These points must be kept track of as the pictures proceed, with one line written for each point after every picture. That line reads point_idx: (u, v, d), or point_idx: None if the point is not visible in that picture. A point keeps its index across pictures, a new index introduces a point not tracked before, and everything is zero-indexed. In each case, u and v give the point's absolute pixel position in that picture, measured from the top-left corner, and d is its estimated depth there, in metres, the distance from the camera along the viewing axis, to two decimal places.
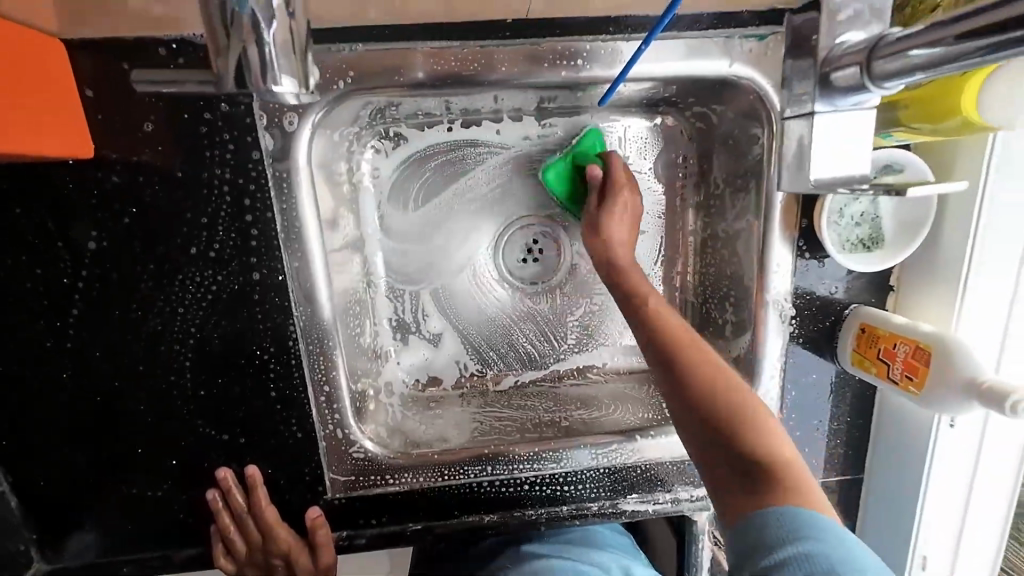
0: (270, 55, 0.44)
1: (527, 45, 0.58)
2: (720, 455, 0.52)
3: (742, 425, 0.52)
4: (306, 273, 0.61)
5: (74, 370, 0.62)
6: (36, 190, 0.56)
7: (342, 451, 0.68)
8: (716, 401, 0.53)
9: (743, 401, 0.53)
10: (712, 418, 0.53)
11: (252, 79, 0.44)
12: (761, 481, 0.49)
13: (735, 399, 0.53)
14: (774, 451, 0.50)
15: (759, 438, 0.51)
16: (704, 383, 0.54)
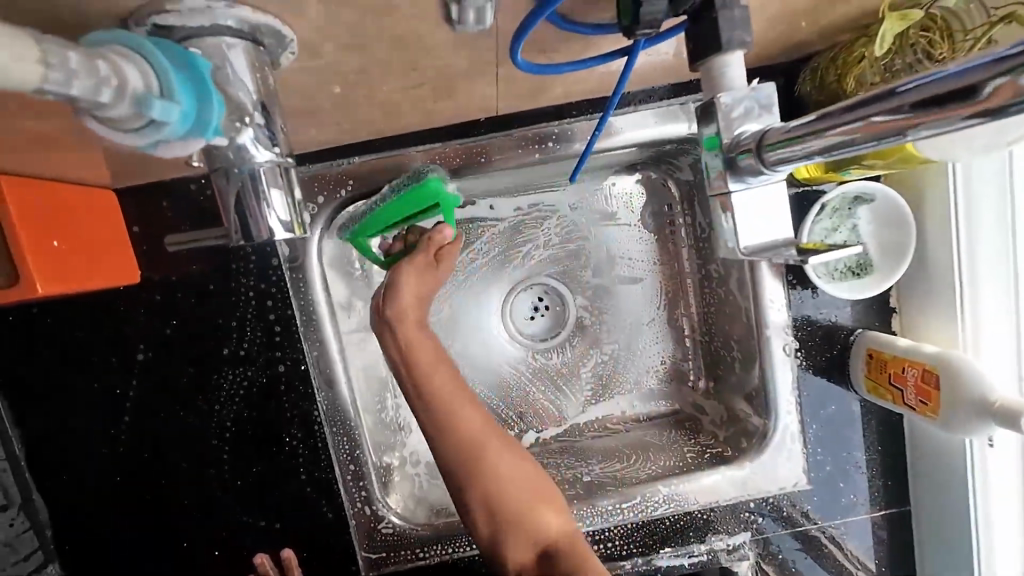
0: (263, 182, 0.41)
1: (500, 135, 0.64)
2: (513, 541, 0.58)
3: (514, 527, 0.58)
4: (325, 360, 0.66)
5: (126, 471, 0.68)
6: (94, 315, 0.65)
7: (371, 527, 0.70)
8: (507, 504, 0.58)
9: (521, 504, 0.59)
10: (491, 500, 0.58)
11: (249, 211, 0.42)
12: (561, 560, 0.56)
13: (530, 500, 0.59)
14: (550, 532, 0.58)
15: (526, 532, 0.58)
16: (502, 492, 0.58)
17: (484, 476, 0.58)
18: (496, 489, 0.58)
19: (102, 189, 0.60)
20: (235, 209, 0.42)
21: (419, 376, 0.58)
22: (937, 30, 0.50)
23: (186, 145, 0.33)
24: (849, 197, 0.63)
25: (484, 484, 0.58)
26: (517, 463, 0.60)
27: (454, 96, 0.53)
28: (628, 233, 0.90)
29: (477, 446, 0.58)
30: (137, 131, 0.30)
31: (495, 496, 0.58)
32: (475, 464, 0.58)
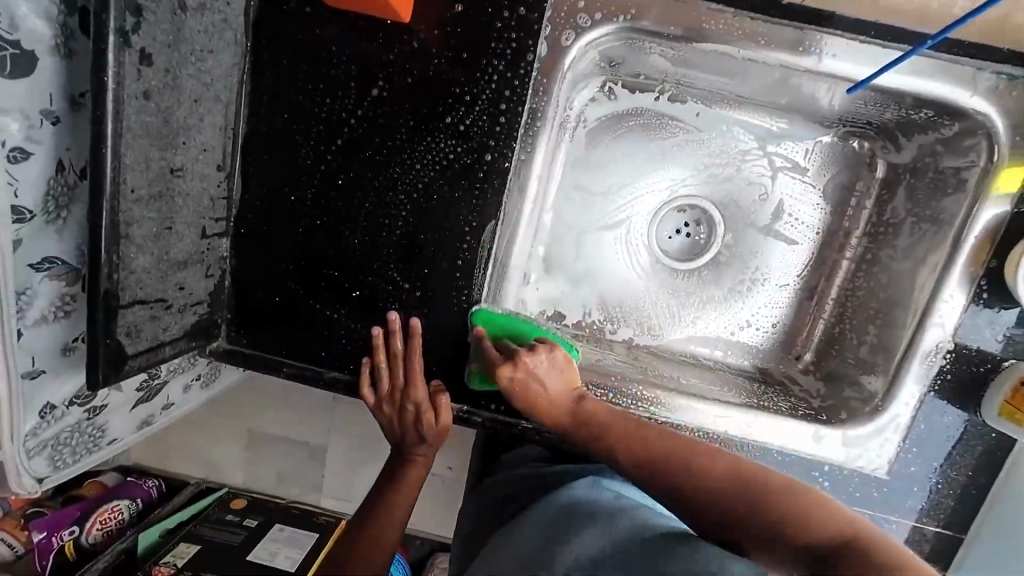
0: None
1: (791, 29, 0.65)
2: (756, 519, 0.54)
3: (749, 497, 0.55)
4: (526, 168, 0.72)
5: (318, 189, 0.74)
6: (355, 36, 0.69)
7: (491, 332, 0.77)
8: (724, 491, 0.56)
9: (710, 464, 0.58)
10: (732, 499, 0.55)
11: None
12: (816, 548, 0.51)
13: (692, 466, 0.59)
14: (781, 485, 0.56)
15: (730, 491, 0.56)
16: (703, 488, 0.57)
17: (652, 449, 0.61)
18: (688, 480, 0.58)
19: None
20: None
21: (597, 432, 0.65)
22: None
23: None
24: None
25: (676, 469, 0.59)
26: (686, 460, 0.59)
27: None
28: (808, 194, 0.90)
29: (628, 434, 0.63)
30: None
31: (684, 499, 0.57)
32: (673, 468, 0.59)
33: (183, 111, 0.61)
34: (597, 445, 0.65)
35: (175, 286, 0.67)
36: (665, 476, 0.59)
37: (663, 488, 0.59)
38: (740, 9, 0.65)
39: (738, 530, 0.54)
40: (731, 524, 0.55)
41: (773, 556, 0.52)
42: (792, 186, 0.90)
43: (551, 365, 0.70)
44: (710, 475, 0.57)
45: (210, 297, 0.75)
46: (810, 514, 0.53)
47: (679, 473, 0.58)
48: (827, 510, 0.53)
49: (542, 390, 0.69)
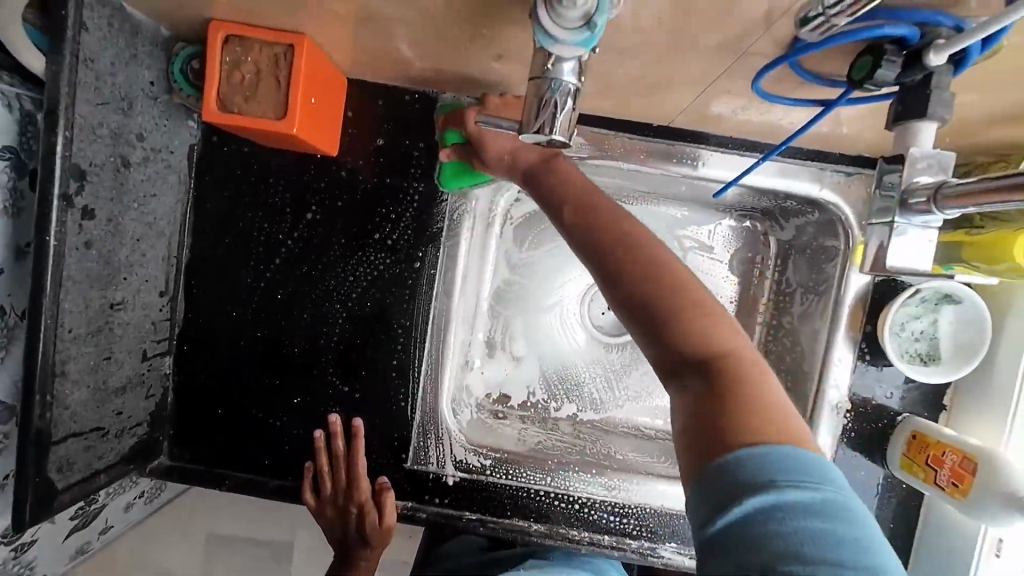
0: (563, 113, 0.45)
1: (662, 145, 0.77)
2: (662, 345, 0.49)
3: (702, 341, 0.48)
4: (451, 273, 0.78)
5: (259, 304, 0.79)
6: (290, 170, 0.77)
7: (430, 426, 0.80)
8: (672, 311, 0.49)
9: (705, 306, 0.50)
10: (645, 320, 0.50)
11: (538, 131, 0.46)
12: (710, 377, 0.47)
13: (680, 292, 0.50)
14: (725, 344, 0.48)
15: (696, 332, 0.48)
16: (691, 301, 0.49)
17: (621, 227, 0.54)
18: (636, 281, 0.51)
19: (342, 73, 0.73)
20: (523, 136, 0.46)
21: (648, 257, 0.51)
22: None
23: (575, 50, 0.44)
24: (939, 294, 0.71)
25: (639, 246, 0.52)
26: (665, 254, 0.52)
27: (656, 97, 0.64)
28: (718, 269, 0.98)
29: (608, 219, 0.55)
30: (566, 28, 0.42)
31: (621, 300, 0.51)
32: (630, 250, 0.52)
33: (125, 250, 0.67)
34: (645, 243, 0.52)
35: (113, 412, 0.69)
36: (620, 274, 0.51)
37: (637, 291, 0.50)
38: (620, 131, 0.77)
39: (642, 334, 0.50)
40: (646, 335, 0.50)
41: (685, 403, 0.47)
42: (707, 265, 0.97)
43: (511, 133, 0.64)
44: (668, 300, 0.49)
45: (151, 416, 0.77)
46: (746, 405, 0.45)
47: (655, 275, 0.50)
48: (760, 389, 0.46)
49: (544, 174, 0.61)
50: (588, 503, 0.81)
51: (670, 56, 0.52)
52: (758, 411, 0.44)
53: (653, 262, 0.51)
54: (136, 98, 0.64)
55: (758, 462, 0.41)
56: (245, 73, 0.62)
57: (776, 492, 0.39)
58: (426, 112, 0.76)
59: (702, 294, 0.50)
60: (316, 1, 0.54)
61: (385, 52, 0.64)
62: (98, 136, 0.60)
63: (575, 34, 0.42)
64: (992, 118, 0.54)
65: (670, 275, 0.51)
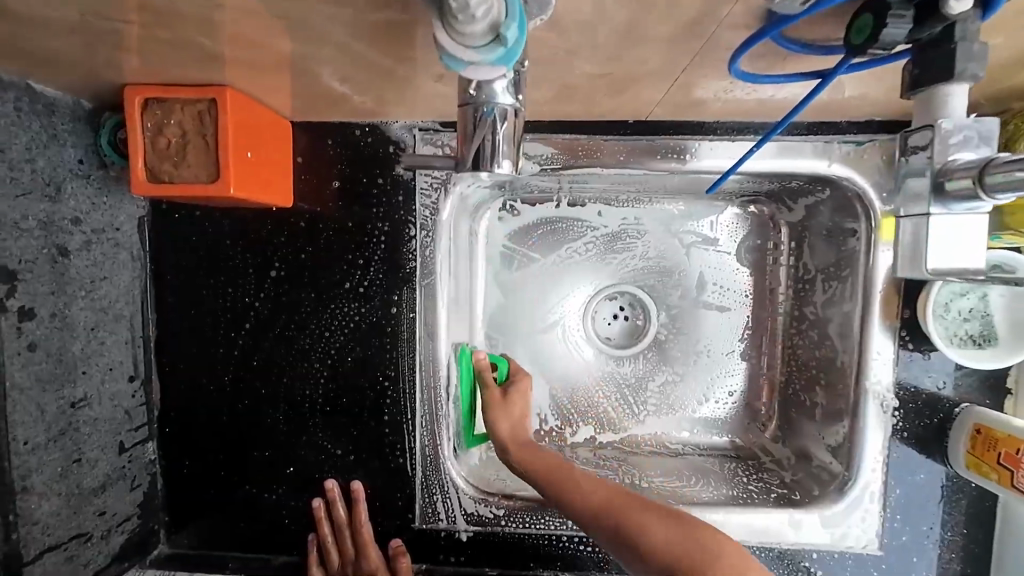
0: (502, 142, 0.42)
1: (643, 141, 0.69)
2: (624, 549, 0.52)
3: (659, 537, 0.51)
4: (432, 313, 0.71)
5: (235, 374, 0.74)
6: (246, 228, 0.72)
7: (434, 481, 0.73)
8: (631, 515, 0.53)
9: (631, 502, 0.55)
10: (593, 515, 0.56)
11: (481, 168, 0.43)
12: (697, 565, 0.49)
13: (616, 496, 0.56)
14: (664, 530, 0.52)
15: (639, 528, 0.52)
16: (605, 513, 0.55)
17: (560, 469, 0.61)
18: (590, 501, 0.56)
19: (283, 117, 0.67)
20: (471, 164, 0.43)
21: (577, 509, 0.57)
22: None
23: (491, 71, 0.38)
24: None
25: (574, 481, 0.59)
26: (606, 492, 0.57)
27: (624, 93, 0.56)
28: (726, 261, 0.89)
29: (573, 489, 0.58)
30: (474, 48, 0.35)
31: (589, 511, 0.56)
32: (572, 481, 0.59)
33: (80, 343, 0.63)
34: (581, 504, 0.57)
35: (94, 514, 0.65)
36: (575, 497, 0.58)
37: (592, 516, 0.56)
38: (594, 134, 0.70)
39: (619, 550, 0.53)
40: (619, 551, 0.54)
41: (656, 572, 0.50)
42: (712, 259, 0.89)
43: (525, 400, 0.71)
44: (613, 512, 0.55)
45: (141, 507, 0.73)
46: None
47: (603, 517, 0.55)
48: (667, 521, 0.52)
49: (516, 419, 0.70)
50: None
51: (628, 48, 0.45)
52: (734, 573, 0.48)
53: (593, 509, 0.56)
54: (63, 180, 0.60)
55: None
56: (170, 137, 0.57)
57: None
58: (379, 144, 0.70)
59: (635, 503, 0.55)
60: (222, 51, 0.48)
61: (317, 91, 0.58)
62: (24, 230, 0.56)
63: (488, 53, 0.35)
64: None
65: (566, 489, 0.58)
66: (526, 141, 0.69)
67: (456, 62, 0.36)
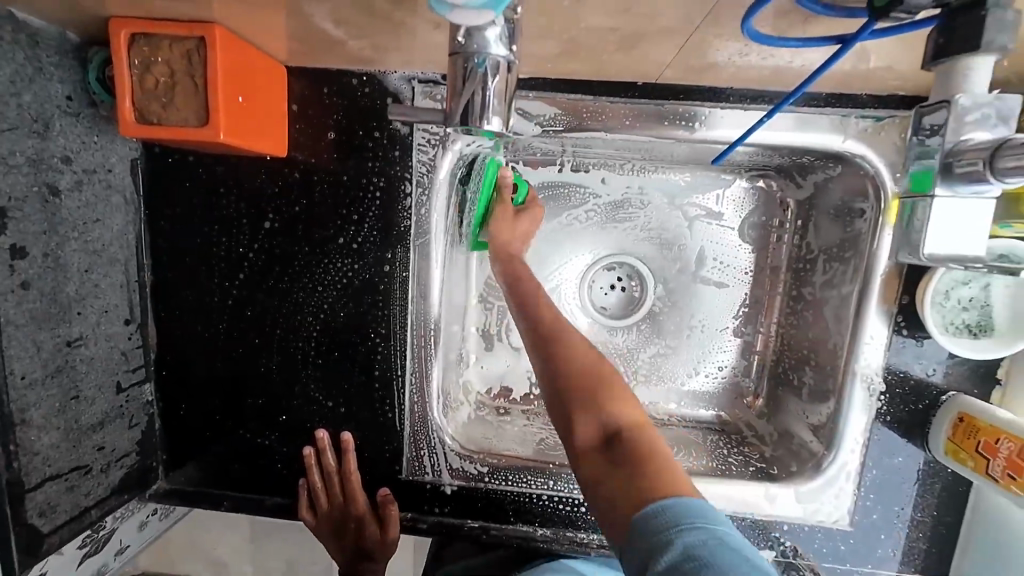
0: (493, 97, 0.40)
1: (650, 105, 0.66)
2: (581, 416, 0.55)
3: (603, 416, 0.55)
4: (425, 273, 0.71)
5: (229, 323, 0.75)
6: (240, 176, 0.71)
7: (422, 436, 0.75)
8: (589, 389, 0.56)
9: (594, 380, 0.57)
10: (561, 377, 0.58)
11: (468, 123, 0.40)
12: (621, 450, 0.53)
13: (592, 369, 0.58)
14: (630, 418, 0.55)
15: (599, 408, 0.55)
16: (580, 390, 0.57)
17: (555, 318, 0.64)
18: (558, 367, 0.59)
19: (277, 61, 0.65)
20: (459, 119, 0.40)
21: (557, 358, 0.59)
22: None
23: (477, 16, 0.35)
24: None
25: (565, 344, 0.60)
26: (592, 357, 0.59)
27: (631, 52, 0.53)
28: (728, 236, 0.87)
29: (560, 331, 0.62)
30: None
31: (554, 369, 0.59)
32: (560, 342, 0.61)
33: (74, 284, 0.63)
34: (557, 356, 0.60)
35: (93, 448, 0.67)
36: (550, 354, 0.60)
37: (562, 373, 0.58)
38: (600, 95, 0.66)
39: (557, 410, 0.58)
40: (560, 416, 0.57)
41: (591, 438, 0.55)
42: (715, 233, 0.87)
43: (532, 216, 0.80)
44: (569, 381, 0.57)
45: (140, 444, 0.75)
46: (649, 467, 0.51)
47: (575, 370, 0.58)
48: (628, 410, 0.56)
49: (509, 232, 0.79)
50: None
51: None
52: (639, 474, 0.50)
53: (571, 365, 0.58)
54: (51, 117, 0.58)
55: (656, 518, 0.45)
56: (158, 76, 0.54)
57: (665, 502, 0.46)
58: (377, 96, 0.67)
59: (612, 380, 0.57)
60: None
61: (309, 34, 0.55)
62: (13, 165, 0.55)
63: None
64: None
65: (561, 351, 0.59)
66: (528, 99, 0.66)
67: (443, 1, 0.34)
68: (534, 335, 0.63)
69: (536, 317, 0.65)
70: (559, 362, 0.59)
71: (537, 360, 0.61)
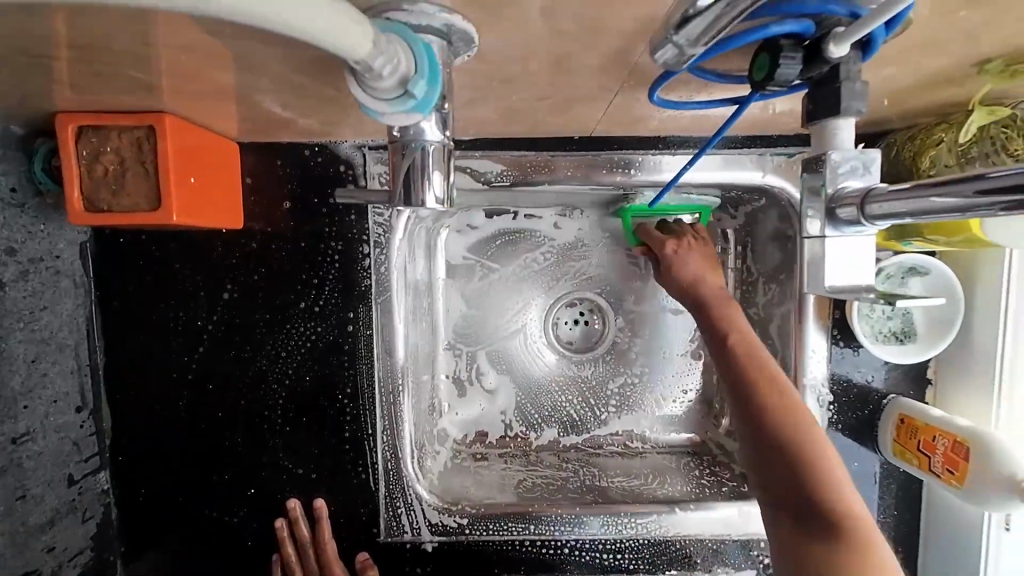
0: (430, 160, 0.41)
1: (588, 156, 0.71)
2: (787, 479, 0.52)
3: (799, 488, 0.51)
4: (389, 330, 0.72)
5: (190, 398, 0.73)
6: (195, 250, 0.71)
7: (398, 494, 0.74)
8: (786, 450, 0.53)
9: (812, 447, 0.52)
10: (777, 435, 0.53)
11: (414, 187, 0.42)
12: (812, 517, 0.49)
13: (807, 430, 0.53)
14: (834, 489, 0.50)
15: (822, 477, 0.51)
16: (785, 447, 0.53)
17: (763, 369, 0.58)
18: (774, 436, 0.53)
19: (228, 138, 0.67)
20: (403, 190, 0.42)
21: (756, 402, 0.55)
22: (1015, 129, 0.51)
23: (409, 119, 0.37)
24: (905, 267, 0.66)
25: (748, 397, 0.56)
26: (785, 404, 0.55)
27: (562, 114, 0.58)
28: None
29: (755, 382, 0.57)
30: (388, 102, 0.35)
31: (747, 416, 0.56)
32: (759, 398, 0.56)
33: (19, 377, 0.62)
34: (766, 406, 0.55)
35: (43, 550, 0.64)
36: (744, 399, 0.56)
37: (758, 429, 0.55)
38: (542, 150, 0.71)
39: (758, 472, 0.54)
40: (759, 474, 0.54)
41: (806, 508, 0.50)
42: None
43: (702, 262, 0.70)
44: (780, 453, 0.53)
45: (96, 539, 0.71)
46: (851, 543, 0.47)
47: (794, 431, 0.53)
48: (828, 472, 0.51)
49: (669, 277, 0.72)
50: (577, 545, 0.77)
51: (559, 78, 0.46)
52: (862, 550, 0.46)
53: (787, 421, 0.54)
54: None
55: None
56: (107, 164, 0.55)
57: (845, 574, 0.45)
58: (329, 164, 0.70)
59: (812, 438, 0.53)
60: (154, 82, 0.47)
61: (257, 115, 0.58)
62: None
63: (397, 104, 0.35)
64: (924, 87, 0.49)
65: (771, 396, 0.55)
66: (476, 159, 0.71)
67: (373, 111, 0.36)
68: (722, 367, 0.60)
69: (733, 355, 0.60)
70: (755, 409, 0.55)
71: (732, 392, 0.58)
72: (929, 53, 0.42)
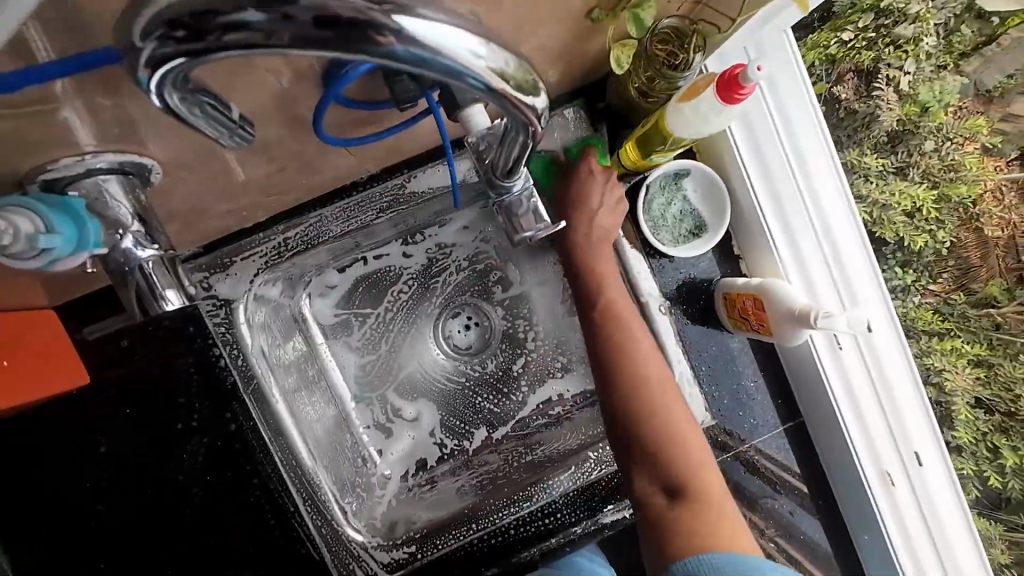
0: (154, 279, 0.51)
1: (378, 188, 0.77)
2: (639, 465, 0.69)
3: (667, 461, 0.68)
4: (270, 412, 0.74)
5: (108, 558, 0.74)
6: (54, 422, 0.73)
7: (341, 550, 0.76)
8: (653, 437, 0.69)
9: (669, 419, 0.70)
10: (644, 416, 0.69)
11: (146, 301, 0.51)
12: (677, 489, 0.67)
13: (660, 410, 0.70)
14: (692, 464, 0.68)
15: (674, 441, 0.69)
16: (652, 425, 0.69)
17: (632, 358, 0.71)
18: (643, 418, 0.69)
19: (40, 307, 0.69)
20: (139, 306, 0.51)
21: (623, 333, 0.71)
22: (672, 39, 0.66)
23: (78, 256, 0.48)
24: (670, 175, 0.77)
25: (639, 382, 0.70)
26: (657, 371, 0.72)
27: (317, 170, 0.64)
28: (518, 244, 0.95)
29: (637, 359, 0.71)
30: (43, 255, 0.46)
31: (635, 387, 0.70)
32: (631, 372, 0.70)
33: None
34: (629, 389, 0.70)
35: None
36: (621, 393, 0.71)
37: (638, 428, 0.69)
38: (336, 199, 0.77)
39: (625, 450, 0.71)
40: (624, 452, 0.71)
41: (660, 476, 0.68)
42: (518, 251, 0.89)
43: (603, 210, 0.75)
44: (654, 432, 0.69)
45: None
46: (707, 507, 0.67)
47: (658, 408, 0.70)
48: (682, 435, 0.69)
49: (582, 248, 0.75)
50: (520, 523, 0.82)
51: None
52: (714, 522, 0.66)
53: (643, 403, 0.70)
54: None
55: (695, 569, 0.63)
56: None
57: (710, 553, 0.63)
58: None
59: (674, 414, 0.70)
60: None
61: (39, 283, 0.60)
62: None
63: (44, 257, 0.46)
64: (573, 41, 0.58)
65: (639, 367, 0.70)
66: (280, 234, 0.74)
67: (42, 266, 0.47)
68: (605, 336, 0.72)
69: (607, 331, 0.72)
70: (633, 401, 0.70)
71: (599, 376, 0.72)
72: (513, 13, 0.52)
